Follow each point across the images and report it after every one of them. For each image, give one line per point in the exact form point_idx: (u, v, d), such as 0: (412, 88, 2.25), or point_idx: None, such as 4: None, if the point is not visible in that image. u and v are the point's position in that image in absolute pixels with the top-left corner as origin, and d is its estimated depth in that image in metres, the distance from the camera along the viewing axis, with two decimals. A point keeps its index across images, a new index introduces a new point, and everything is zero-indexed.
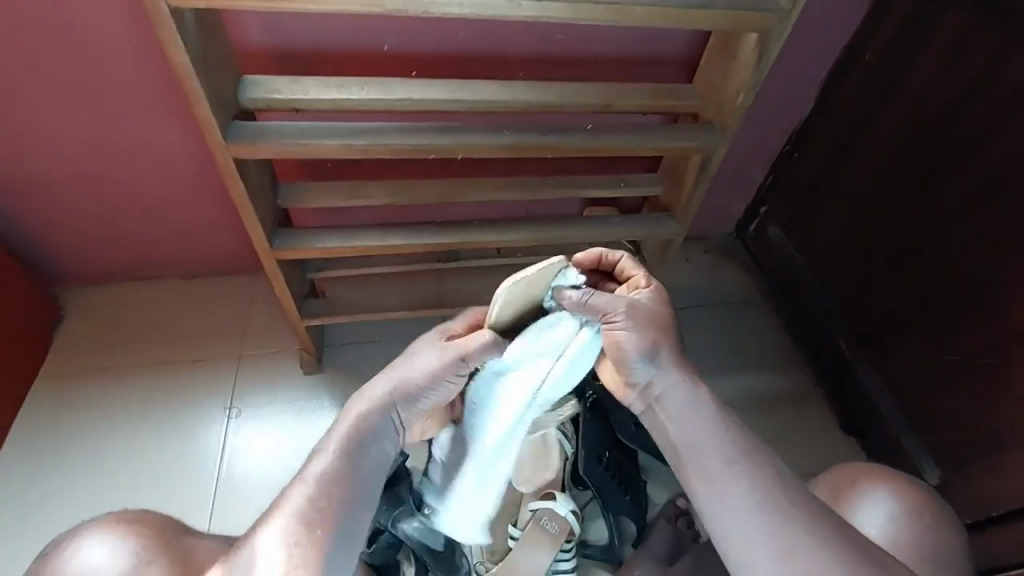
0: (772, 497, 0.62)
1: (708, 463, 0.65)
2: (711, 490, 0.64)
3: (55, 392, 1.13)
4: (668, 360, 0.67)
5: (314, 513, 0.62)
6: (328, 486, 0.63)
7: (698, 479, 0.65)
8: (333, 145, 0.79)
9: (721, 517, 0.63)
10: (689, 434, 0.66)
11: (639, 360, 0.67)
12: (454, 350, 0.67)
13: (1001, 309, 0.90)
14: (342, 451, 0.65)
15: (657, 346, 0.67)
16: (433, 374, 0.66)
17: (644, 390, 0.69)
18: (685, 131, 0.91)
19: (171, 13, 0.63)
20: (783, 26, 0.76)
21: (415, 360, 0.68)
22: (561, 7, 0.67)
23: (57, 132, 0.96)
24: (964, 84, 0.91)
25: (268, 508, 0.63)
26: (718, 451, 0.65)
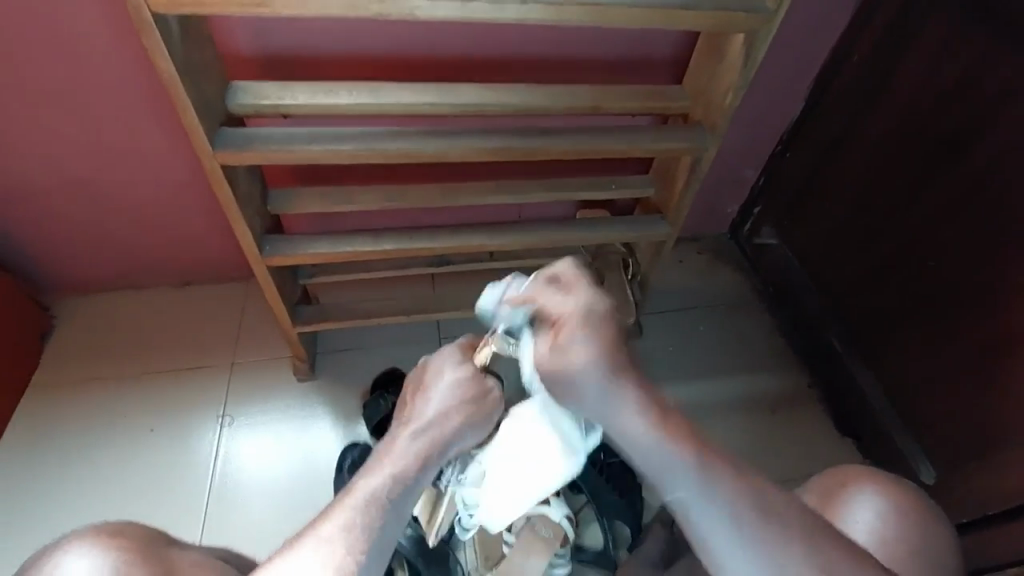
0: (741, 492, 0.59)
1: (677, 486, 0.59)
2: (687, 517, 0.59)
3: (48, 401, 1.14)
4: (605, 379, 0.63)
5: (351, 557, 0.57)
6: (372, 531, 0.59)
7: (676, 501, 0.60)
8: (320, 150, 0.79)
9: (708, 540, 0.58)
10: (636, 435, 0.62)
11: (572, 393, 0.64)
12: (485, 382, 0.71)
13: (994, 308, 0.89)
14: (390, 494, 0.62)
15: (586, 369, 0.62)
16: (474, 412, 0.69)
17: (598, 420, 0.64)
18: (675, 132, 0.91)
19: (156, 20, 0.63)
20: (769, 27, 0.76)
21: (457, 391, 0.69)
22: (545, 9, 0.66)
23: (48, 141, 0.96)
24: (950, 84, 0.91)
25: (298, 539, 0.58)
26: (673, 457, 0.60)
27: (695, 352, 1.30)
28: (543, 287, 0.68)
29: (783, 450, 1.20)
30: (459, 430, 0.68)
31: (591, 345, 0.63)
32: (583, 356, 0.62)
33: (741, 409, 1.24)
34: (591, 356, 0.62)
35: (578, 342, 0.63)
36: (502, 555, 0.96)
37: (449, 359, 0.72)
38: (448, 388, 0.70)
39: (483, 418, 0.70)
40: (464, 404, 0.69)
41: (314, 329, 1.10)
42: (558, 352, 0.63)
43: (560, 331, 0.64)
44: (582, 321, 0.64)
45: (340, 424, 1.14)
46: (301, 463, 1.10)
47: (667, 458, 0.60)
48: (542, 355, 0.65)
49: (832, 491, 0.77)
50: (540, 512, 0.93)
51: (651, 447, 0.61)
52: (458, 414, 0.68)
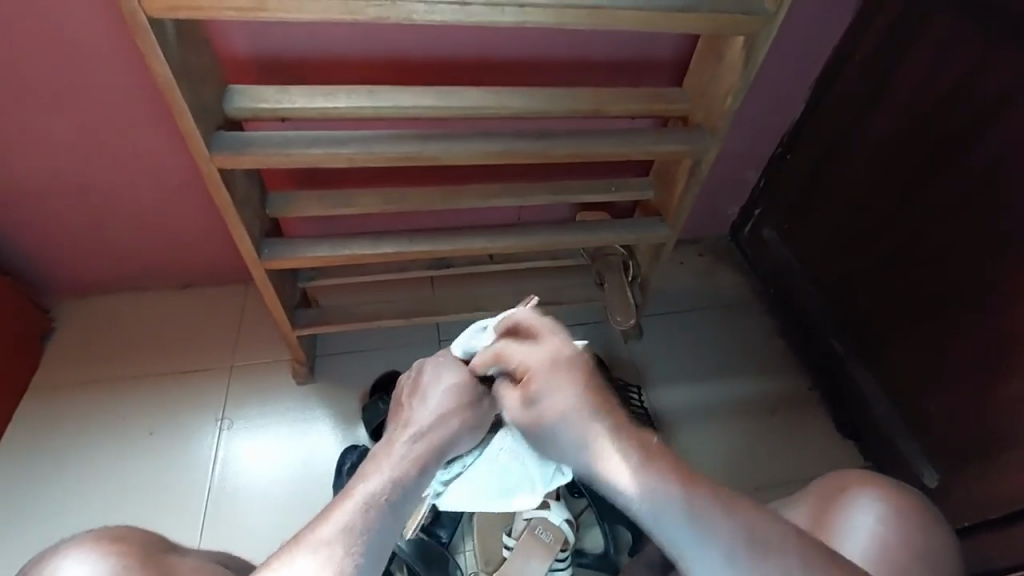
0: (746, 542, 0.53)
1: (672, 532, 0.53)
2: (686, 561, 0.54)
3: (47, 404, 1.13)
4: (578, 428, 0.59)
5: (352, 556, 0.56)
6: (369, 533, 0.57)
7: (672, 549, 0.54)
8: (318, 153, 0.79)
9: None
10: (622, 488, 0.56)
11: (546, 446, 0.63)
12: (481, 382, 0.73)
13: (996, 311, 0.89)
14: (390, 493, 0.61)
15: (557, 420, 0.61)
16: (471, 415, 0.71)
17: (579, 471, 0.60)
18: (675, 135, 0.90)
19: (152, 25, 0.63)
20: (770, 28, 0.75)
21: (456, 394, 0.72)
22: (544, 12, 0.66)
23: (46, 145, 0.96)
24: (951, 86, 0.91)
25: (292, 542, 0.56)
26: (663, 509, 0.54)
27: (695, 354, 1.30)
28: (510, 342, 0.68)
29: (784, 453, 1.20)
30: (458, 434, 0.70)
31: (560, 393, 0.61)
32: (552, 408, 0.61)
33: (742, 411, 1.24)
34: (560, 407, 0.60)
35: (546, 394, 0.62)
36: (502, 560, 0.96)
37: (448, 365, 0.74)
38: (448, 390, 0.72)
39: (479, 419, 0.72)
40: (462, 406, 0.71)
41: (313, 331, 1.10)
42: (529, 406, 0.63)
43: (529, 384, 0.64)
44: (548, 377, 0.63)
45: (339, 427, 1.14)
46: (300, 466, 1.09)
47: (654, 506, 0.54)
48: (514, 408, 0.66)
49: (830, 494, 0.77)
50: (540, 516, 0.94)
51: (635, 498, 0.54)
52: (457, 415, 0.70)
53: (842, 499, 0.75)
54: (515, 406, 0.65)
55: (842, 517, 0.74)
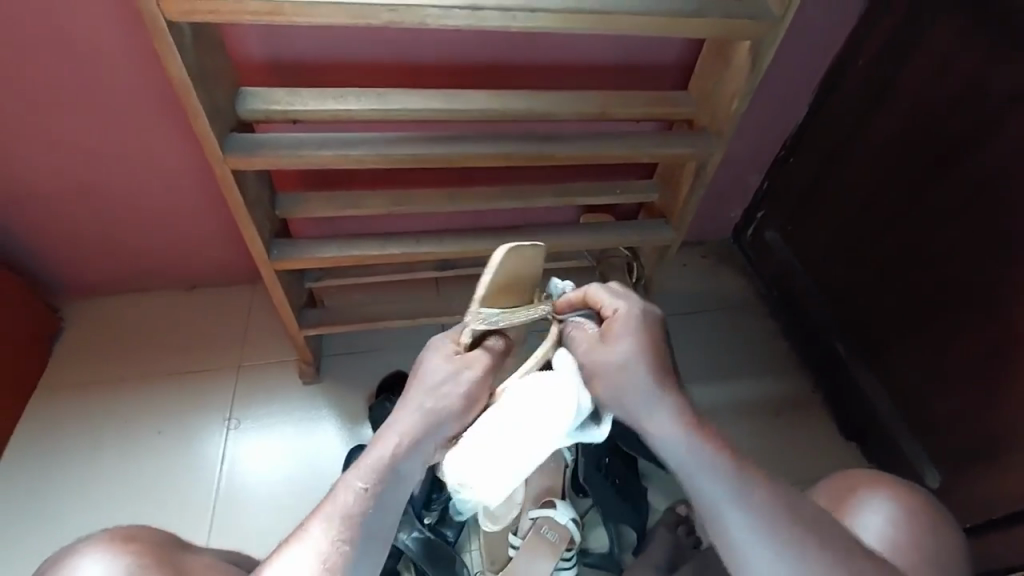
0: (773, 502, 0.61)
1: (708, 485, 0.62)
2: (716, 512, 0.62)
3: (55, 404, 1.14)
4: (645, 380, 0.65)
5: (337, 553, 0.59)
6: (351, 526, 0.61)
7: (704, 500, 0.62)
8: (330, 155, 0.80)
9: (731, 534, 0.61)
10: (671, 440, 0.64)
11: (611, 385, 0.66)
12: (472, 356, 0.70)
13: (998, 313, 0.90)
14: (372, 488, 0.63)
15: (630, 361, 0.66)
16: (458, 396, 0.68)
17: (632, 417, 0.66)
18: (681, 138, 0.91)
19: (170, 28, 0.64)
20: (776, 33, 0.77)
21: (437, 379, 0.68)
22: (555, 17, 0.67)
23: (58, 145, 0.97)
24: (955, 91, 0.92)
25: (285, 538, 0.61)
26: (710, 463, 0.62)
27: (698, 356, 1.31)
28: (598, 289, 0.71)
29: (787, 454, 1.20)
30: (440, 418, 0.67)
31: (632, 338, 0.67)
32: (630, 350, 0.66)
33: (745, 412, 1.25)
34: (638, 352, 0.66)
35: (626, 335, 0.67)
36: (508, 559, 0.96)
37: (433, 347, 0.71)
38: (431, 374, 0.69)
39: (468, 399, 0.68)
40: (445, 388, 0.68)
41: (320, 332, 1.11)
42: (608, 343, 0.67)
43: (611, 324, 0.68)
44: (633, 328, 0.67)
45: (345, 427, 1.14)
46: (306, 465, 1.10)
47: (701, 460, 0.63)
48: (585, 343, 0.68)
49: (840, 495, 0.77)
50: (545, 515, 0.94)
51: (683, 448, 0.63)
52: (438, 399, 0.67)
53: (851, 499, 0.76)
54: (589, 339, 0.68)
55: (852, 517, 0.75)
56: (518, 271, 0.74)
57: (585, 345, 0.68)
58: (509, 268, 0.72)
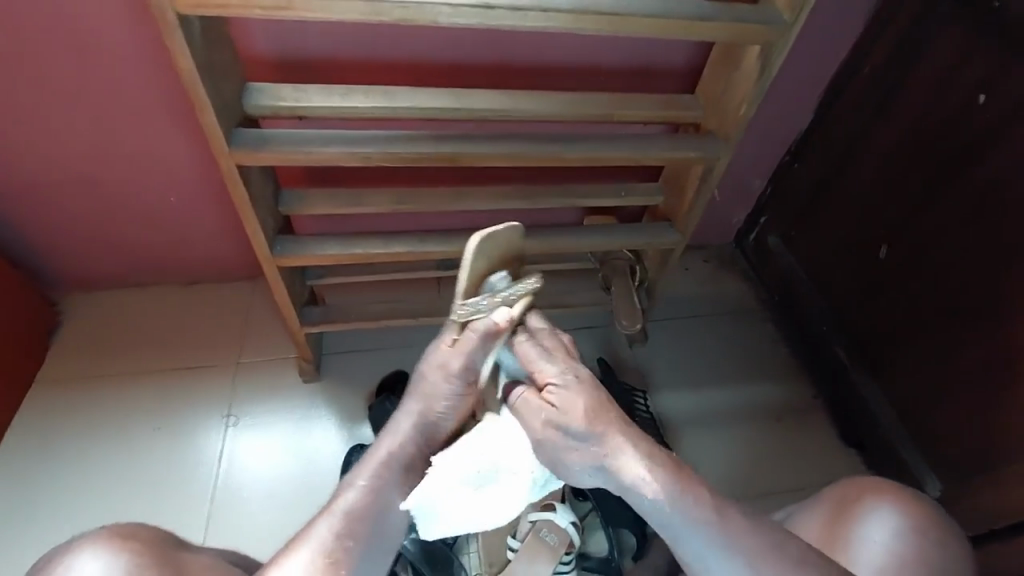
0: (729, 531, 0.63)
1: (689, 541, 0.63)
2: (698, 566, 0.63)
3: (52, 398, 1.13)
4: (588, 436, 0.66)
5: (339, 546, 0.63)
6: (353, 521, 0.65)
7: (690, 555, 0.63)
8: (335, 152, 0.79)
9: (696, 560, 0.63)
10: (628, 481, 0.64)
11: (561, 439, 0.67)
12: (453, 362, 0.73)
13: (1002, 324, 0.90)
14: (371, 485, 0.68)
15: (586, 432, 0.66)
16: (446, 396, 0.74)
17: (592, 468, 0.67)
18: (688, 141, 0.91)
19: (179, 21, 0.63)
20: (786, 38, 0.76)
21: (430, 388, 0.74)
22: (566, 17, 0.67)
23: (61, 137, 0.96)
24: (961, 101, 0.92)
25: (290, 540, 0.64)
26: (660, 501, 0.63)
27: (698, 361, 1.30)
28: (530, 350, 0.72)
29: (786, 461, 1.20)
30: (433, 418, 0.74)
31: (581, 412, 0.66)
32: (583, 420, 0.66)
33: (745, 417, 1.24)
34: (597, 427, 0.66)
35: (568, 407, 0.67)
36: (506, 561, 0.96)
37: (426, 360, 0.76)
38: (423, 385, 0.74)
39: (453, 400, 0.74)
40: (433, 386, 0.74)
41: (321, 330, 1.10)
42: (557, 420, 0.67)
43: (561, 402, 0.67)
44: (572, 401, 0.67)
45: (344, 426, 1.14)
46: (306, 463, 1.10)
47: (652, 502, 0.63)
48: (535, 417, 0.69)
49: (827, 514, 0.77)
50: (545, 518, 0.93)
51: (665, 506, 0.63)
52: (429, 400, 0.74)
53: (844, 517, 0.76)
54: (540, 417, 0.68)
55: (846, 536, 0.74)
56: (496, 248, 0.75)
57: (531, 419, 0.69)
58: (485, 252, 0.72)
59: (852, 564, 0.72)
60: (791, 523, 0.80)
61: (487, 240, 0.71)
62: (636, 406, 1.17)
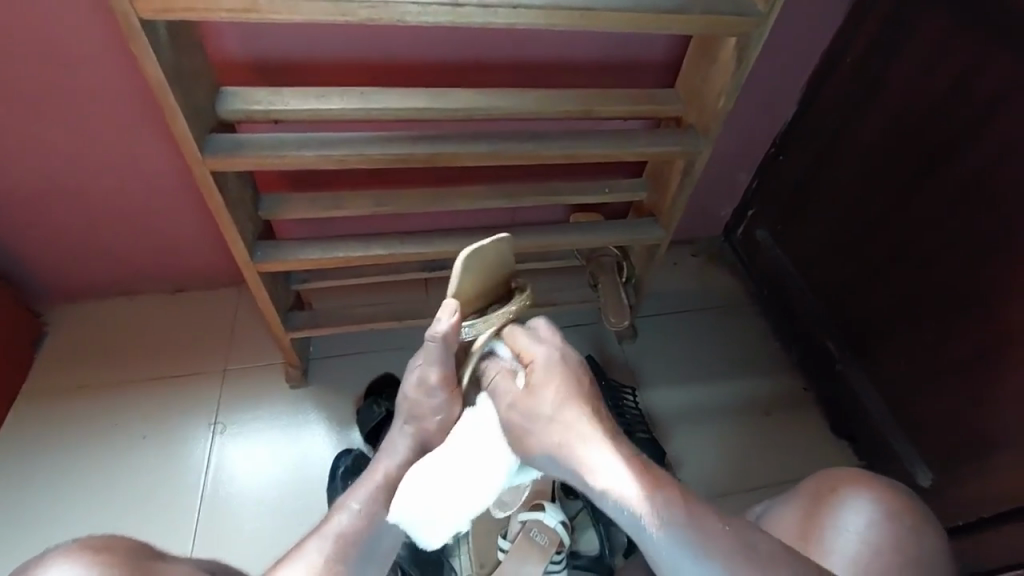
0: (688, 511, 0.59)
1: (647, 532, 0.59)
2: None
3: (36, 411, 1.12)
4: (560, 416, 0.67)
5: (328, 570, 0.63)
6: (345, 544, 0.66)
7: (650, 546, 0.59)
8: (310, 155, 0.78)
9: (653, 547, 0.58)
10: (584, 463, 0.64)
11: (528, 417, 0.69)
12: (429, 375, 0.72)
13: (988, 313, 0.89)
14: (366, 509, 0.69)
15: (549, 419, 0.68)
16: (434, 405, 0.74)
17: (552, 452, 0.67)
18: (668, 136, 0.91)
19: (145, 26, 0.63)
20: (762, 29, 0.76)
21: (418, 406, 0.75)
22: (536, 13, 0.66)
23: (36, 147, 0.95)
24: (940, 90, 0.92)
25: (279, 560, 0.64)
26: (614, 480, 0.61)
27: (689, 356, 1.30)
28: (518, 333, 0.75)
29: (778, 454, 1.20)
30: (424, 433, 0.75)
31: (552, 392, 0.69)
32: (547, 404, 0.68)
33: (735, 412, 1.24)
34: (561, 416, 0.67)
35: (545, 384, 0.70)
36: (497, 563, 0.95)
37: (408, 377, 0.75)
38: (410, 404, 0.75)
39: (443, 402, 0.74)
40: (418, 401, 0.74)
41: (306, 334, 1.09)
42: (525, 404, 0.70)
43: (535, 380, 0.71)
44: (552, 378, 0.70)
45: (333, 430, 1.13)
46: (297, 468, 1.09)
47: (608, 483, 0.61)
48: (512, 394, 0.71)
49: (804, 506, 0.76)
50: (535, 518, 0.92)
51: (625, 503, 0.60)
52: (418, 414, 0.75)
53: (820, 508, 0.75)
54: (512, 395, 0.71)
55: (822, 527, 0.74)
56: (482, 267, 0.74)
57: (507, 397, 0.72)
58: (474, 268, 0.72)
59: (830, 555, 0.71)
60: (769, 517, 0.79)
61: (475, 256, 0.71)
62: (624, 402, 1.17)
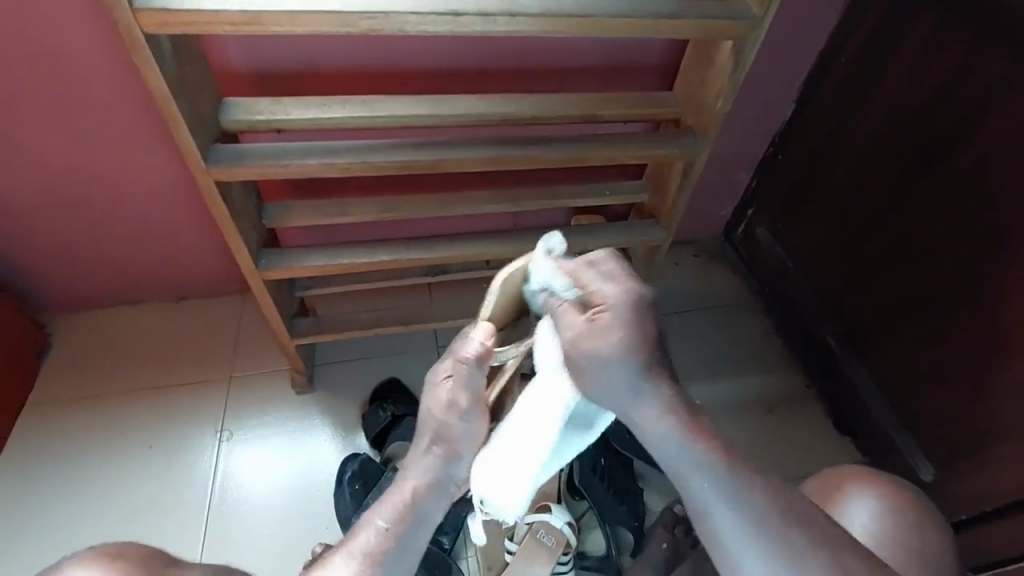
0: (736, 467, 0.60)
1: (693, 482, 0.60)
2: (704, 513, 0.59)
3: (44, 420, 1.13)
4: (631, 364, 0.59)
5: None
6: (369, 566, 0.61)
7: (689, 494, 0.60)
8: (313, 164, 0.79)
9: (693, 496, 0.60)
10: (642, 414, 0.61)
11: (596, 364, 0.59)
12: (458, 391, 0.64)
13: (985, 308, 0.90)
14: (392, 527, 0.63)
15: (614, 362, 0.59)
16: (461, 419, 0.64)
17: (618, 399, 0.61)
18: (667, 138, 0.91)
19: (148, 41, 0.64)
20: (758, 31, 0.76)
21: (443, 420, 0.64)
22: (534, 21, 0.67)
23: (41, 159, 0.96)
24: (933, 89, 0.93)
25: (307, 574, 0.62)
26: (671, 435, 0.60)
27: (691, 355, 1.31)
28: (581, 268, 0.63)
29: (781, 451, 1.20)
30: (452, 449, 0.65)
31: (624, 337, 0.59)
32: (611, 348, 0.59)
33: (738, 410, 1.25)
34: (627, 358, 0.59)
35: (616, 327, 0.59)
36: (505, 564, 0.96)
37: (432, 386, 0.65)
38: (435, 416, 0.65)
39: (473, 416, 0.64)
40: (442, 414, 0.64)
41: (312, 341, 1.10)
42: (584, 349, 0.60)
43: (592, 325, 0.60)
44: (622, 316, 0.60)
45: (339, 436, 1.14)
46: (304, 474, 1.10)
47: (665, 435, 0.60)
48: (576, 337, 0.60)
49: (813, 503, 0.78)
50: (542, 520, 0.93)
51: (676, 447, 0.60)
52: (442, 429, 0.64)
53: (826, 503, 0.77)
54: (576, 336, 0.60)
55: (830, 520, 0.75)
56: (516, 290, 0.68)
57: (570, 338, 0.60)
58: (508, 292, 0.66)
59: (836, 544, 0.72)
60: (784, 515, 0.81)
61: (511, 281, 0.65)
62: None
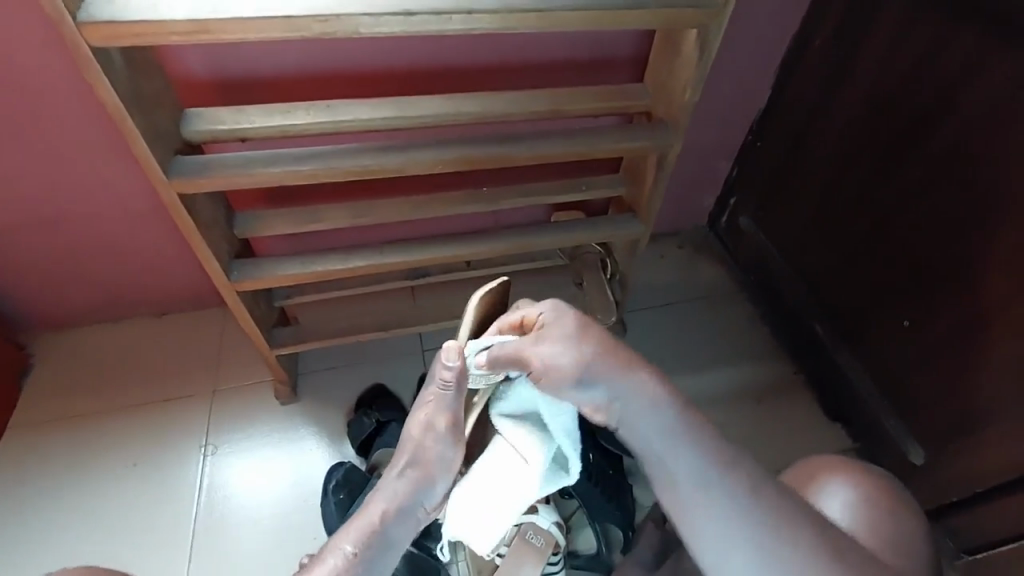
0: (715, 451, 0.60)
1: (672, 467, 0.61)
2: (685, 496, 0.60)
3: (25, 443, 1.12)
4: (605, 360, 0.60)
5: None
6: None
7: (671, 479, 0.61)
8: (279, 172, 0.78)
9: (675, 482, 0.61)
10: (625, 407, 0.61)
11: (575, 372, 0.59)
12: (436, 415, 0.63)
13: (971, 287, 0.89)
14: (359, 551, 0.61)
15: (588, 368, 0.60)
16: (438, 445, 0.64)
17: (600, 396, 0.61)
18: (639, 131, 0.90)
19: (96, 53, 0.62)
20: (721, 19, 0.75)
21: (421, 444, 0.64)
22: (491, 16, 0.66)
23: (6, 179, 0.95)
24: (908, 68, 0.92)
25: None
26: (653, 425, 0.61)
27: (678, 347, 1.30)
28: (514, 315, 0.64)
29: (772, 440, 1.20)
30: (428, 475, 0.64)
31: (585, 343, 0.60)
32: (570, 348, 0.59)
33: (727, 401, 1.24)
34: (581, 351, 0.60)
35: (571, 334, 0.60)
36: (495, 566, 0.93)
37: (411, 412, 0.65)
38: (413, 441, 0.64)
39: (449, 442, 0.64)
40: (420, 439, 0.64)
41: (291, 350, 1.09)
42: (536, 350, 0.60)
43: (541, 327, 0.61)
44: (567, 327, 0.61)
45: (327, 444, 1.13)
46: (291, 485, 1.09)
47: (648, 425, 0.61)
48: (536, 358, 0.59)
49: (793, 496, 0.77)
50: (530, 520, 0.91)
51: (655, 432, 0.60)
52: (419, 453, 0.64)
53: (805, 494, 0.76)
54: (530, 356, 0.60)
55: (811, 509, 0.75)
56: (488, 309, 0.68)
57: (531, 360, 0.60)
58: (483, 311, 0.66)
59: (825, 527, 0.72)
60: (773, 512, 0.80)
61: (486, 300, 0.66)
62: None
